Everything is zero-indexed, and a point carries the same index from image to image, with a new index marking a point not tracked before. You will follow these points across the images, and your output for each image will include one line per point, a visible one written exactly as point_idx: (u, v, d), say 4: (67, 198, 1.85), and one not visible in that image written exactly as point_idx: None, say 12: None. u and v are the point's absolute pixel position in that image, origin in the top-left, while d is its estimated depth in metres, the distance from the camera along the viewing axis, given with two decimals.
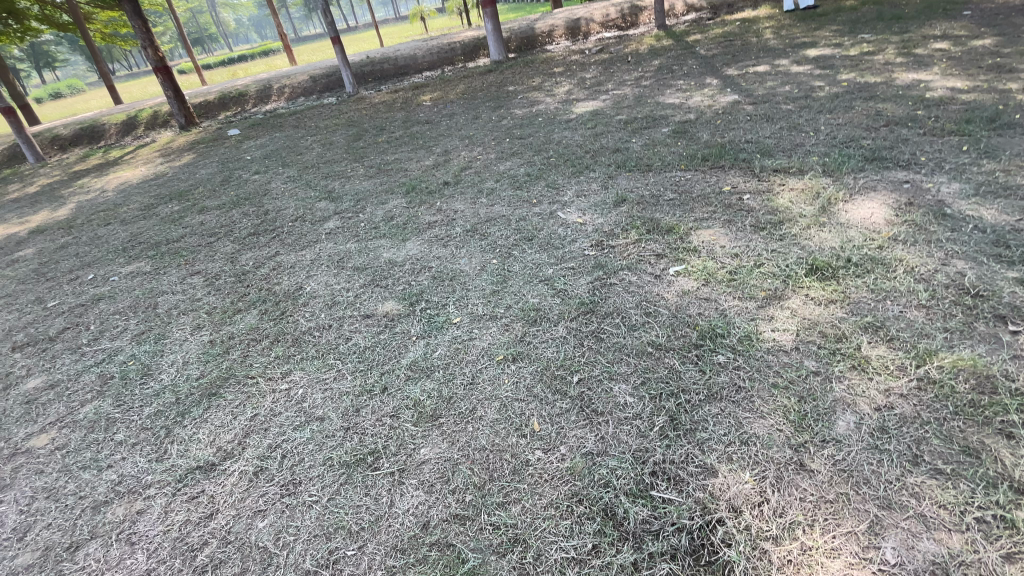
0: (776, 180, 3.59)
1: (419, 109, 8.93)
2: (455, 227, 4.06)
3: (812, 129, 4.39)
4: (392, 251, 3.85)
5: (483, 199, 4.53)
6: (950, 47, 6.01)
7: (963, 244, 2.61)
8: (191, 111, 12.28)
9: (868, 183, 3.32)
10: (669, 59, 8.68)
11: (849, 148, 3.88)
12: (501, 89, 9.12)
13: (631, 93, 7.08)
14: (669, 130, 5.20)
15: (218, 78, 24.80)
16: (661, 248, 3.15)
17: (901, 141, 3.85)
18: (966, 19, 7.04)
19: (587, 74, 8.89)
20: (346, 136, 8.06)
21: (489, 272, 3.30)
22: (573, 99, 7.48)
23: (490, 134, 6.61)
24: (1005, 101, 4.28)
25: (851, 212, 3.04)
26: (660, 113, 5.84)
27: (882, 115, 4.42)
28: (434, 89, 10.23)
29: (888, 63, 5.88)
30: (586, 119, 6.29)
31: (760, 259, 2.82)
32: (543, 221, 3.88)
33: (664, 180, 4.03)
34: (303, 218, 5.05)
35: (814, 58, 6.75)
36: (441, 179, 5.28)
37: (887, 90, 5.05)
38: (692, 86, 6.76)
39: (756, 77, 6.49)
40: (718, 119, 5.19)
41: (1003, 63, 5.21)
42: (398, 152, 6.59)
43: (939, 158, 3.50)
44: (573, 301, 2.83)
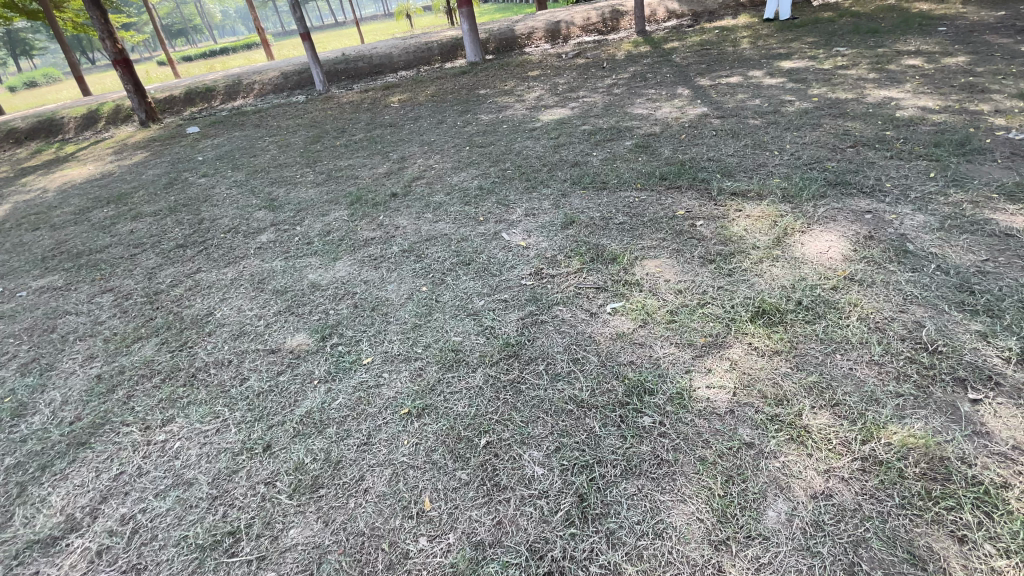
0: (731, 205, 3.34)
1: (385, 111, 8.57)
2: (392, 246, 3.75)
3: (776, 148, 4.15)
4: (318, 272, 3.53)
5: (429, 214, 4.21)
6: (924, 63, 5.83)
7: (924, 288, 2.35)
8: (152, 106, 11.75)
9: (828, 212, 3.07)
10: (644, 66, 8.45)
11: (812, 171, 3.65)
12: (471, 92, 8.81)
13: (601, 102, 6.82)
14: (632, 143, 4.95)
15: (194, 71, 24.16)
16: (601, 281, 2.88)
17: (866, 164, 3.62)
18: (942, 34, 6.91)
19: (560, 79, 8.61)
20: (305, 138, 7.69)
21: (414, 302, 2.96)
22: (542, 105, 7.20)
23: (451, 141, 6.29)
24: (977, 124, 4.07)
25: (806, 246, 2.80)
26: (626, 125, 5.58)
27: (850, 135, 4.20)
28: (404, 91, 9.88)
29: (862, 78, 5.69)
30: (550, 129, 6.01)
31: (704, 298, 2.56)
32: (485, 242, 3.56)
33: (617, 201, 3.76)
34: (237, 229, 4.69)
35: (787, 71, 6.55)
36: (390, 188, 4.95)
37: (857, 108, 4.85)
38: (663, 96, 6.52)
39: (727, 89, 6.26)
40: (682, 133, 4.95)
41: (976, 82, 5.03)
42: (352, 157, 6.24)
43: (905, 186, 3.27)
44: (498, 341, 2.50)
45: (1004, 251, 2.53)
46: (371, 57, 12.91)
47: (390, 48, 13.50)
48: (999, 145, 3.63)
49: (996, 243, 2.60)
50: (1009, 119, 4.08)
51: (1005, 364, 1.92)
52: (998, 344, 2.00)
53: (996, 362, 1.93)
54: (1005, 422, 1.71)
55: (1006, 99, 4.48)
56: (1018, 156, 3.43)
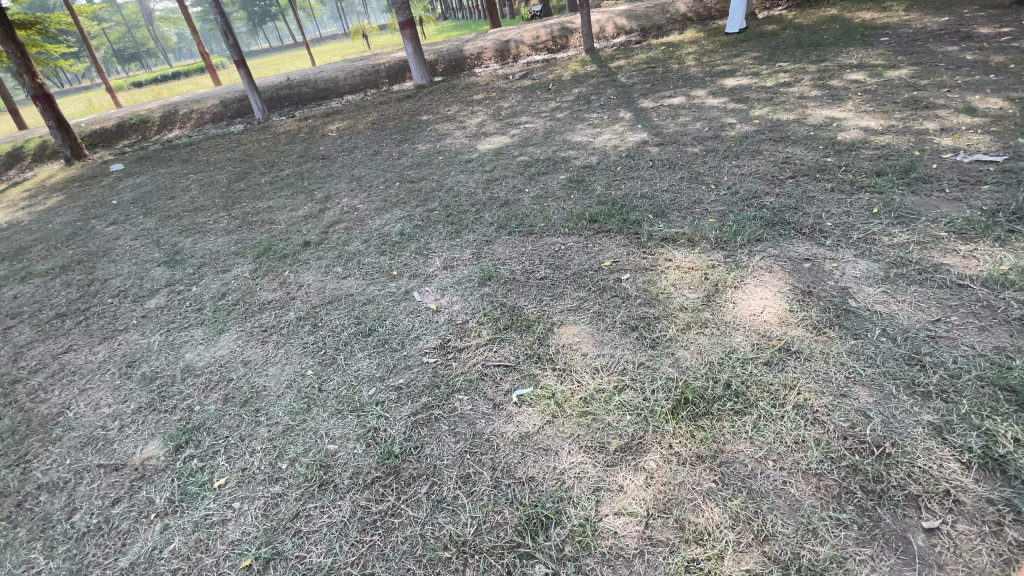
0: (658, 256, 3.03)
1: (321, 141, 8.10)
2: (289, 312, 3.29)
3: (713, 181, 3.87)
4: (198, 351, 3.08)
5: (339, 267, 3.76)
6: (866, 78, 5.68)
7: (869, 362, 2.03)
8: (79, 142, 10.96)
9: (765, 262, 2.76)
10: (589, 87, 8.21)
11: (749, 210, 3.36)
12: (413, 118, 8.42)
13: (542, 128, 6.51)
14: (567, 177, 4.63)
15: (139, 99, 23.22)
16: (512, 356, 2.46)
17: (806, 199, 3.34)
18: (882, 46, 6.83)
19: (504, 103, 8.31)
20: (231, 174, 7.16)
21: (293, 394, 2.51)
22: (483, 132, 6.85)
23: (383, 175, 5.85)
24: (920, 146, 3.86)
25: (739, 305, 2.47)
26: (564, 155, 5.27)
27: (790, 163, 3.95)
28: (345, 118, 9.43)
29: (804, 97, 5.51)
30: (487, 159, 5.65)
31: (623, 379, 2.19)
32: (392, 304, 3.11)
33: (541, 251, 3.39)
34: (128, 291, 4.16)
35: (731, 90, 6.35)
36: (305, 235, 4.49)
37: (798, 130, 4.63)
38: (605, 120, 6.26)
39: (670, 111, 6.02)
40: (618, 165, 4.66)
41: (918, 97, 4.87)
42: (275, 197, 5.75)
43: (847, 225, 2.99)
44: (378, 450, 2.06)
45: (955, 308, 2.23)
46: (315, 83, 12.42)
47: (336, 72, 13.04)
48: (944, 171, 3.40)
49: (946, 297, 2.31)
50: (953, 140, 3.87)
51: (965, 472, 1.59)
52: (955, 442, 1.68)
53: (953, 469, 1.60)
54: (967, 565, 1.37)
55: (948, 117, 4.30)
56: (965, 183, 3.19)
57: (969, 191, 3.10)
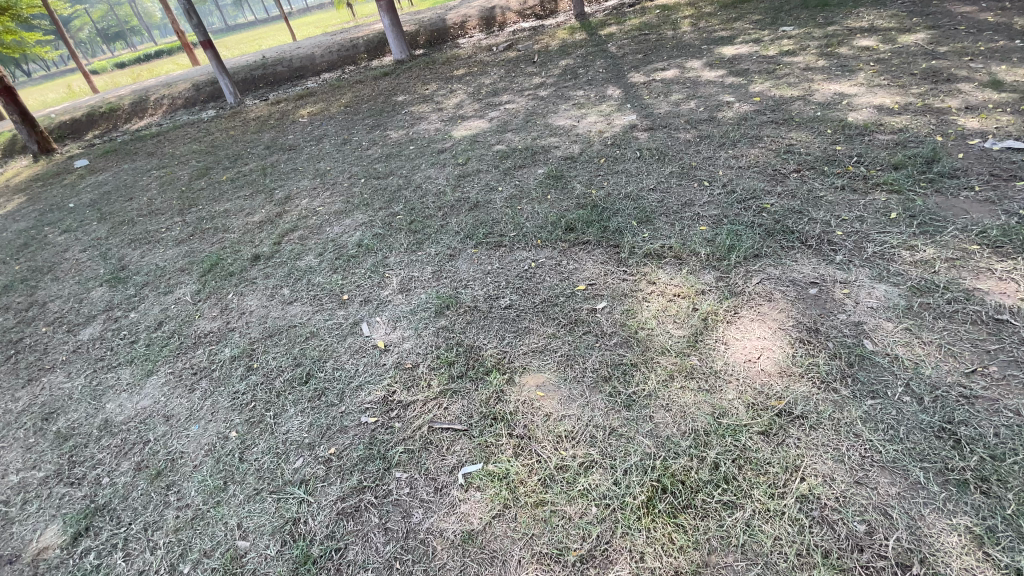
0: (640, 279, 2.61)
1: (290, 128, 7.55)
2: (225, 349, 2.92)
3: (705, 177, 3.41)
4: (121, 401, 2.72)
5: (287, 289, 3.36)
6: (880, 44, 5.10)
7: (889, 435, 1.64)
8: (45, 134, 10.40)
9: (764, 288, 2.34)
10: (575, 59, 7.57)
11: (745, 215, 2.92)
12: (389, 99, 7.83)
13: (523, 110, 5.96)
14: (544, 172, 4.17)
15: (117, 82, 22.39)
16: (463, 414, 2.07)
17: (811, 201, 2.89)
18: (897, 5, 6.19)
19: (486, 79, 7.70)
20: (194, 170, 6.69)
21: (211, 465, 2.16)
22: (459, 116, 6.30)
23: (350, 168, 5.37)
24: (943, 130, 3.37)
25: (732, 349, 2.07)
26: (544, 143, 4.78)
27: (795, 152, 3.47)
28: (319, 100, 8.84)
29: (810, 68, 4.94)
30: (460, 149, 5.15)
31: (590, 452, 1.80)
32: (336, 340, 2.72)
33: (509, 269, 2.96)
34: (64, 318, 3.79)
35: (729, 60, 5.75)
36: (257, 246, 4.07)
37: (803, 109, 4.12)
38: (591, 100, 5.72)
39: (662, 88, 5.46)
40: (602, 156, 4.18)
41: (938, 67, 4.32)
42: (234, 198, 5.31)
43: (858, 237, 2.55)
44: (293, 553, 1.71)
45: (994, 355, 1.83)
46: (290, 61, 11.70)
47: (312, 48, 12.28)
48: (972, 163, 2.93)
49: (982, 338, 1.90)
50: (980, 122, 3.38)
51: None
52: (999, 561, 1.31)
53: None
54: None
55: (972, 93, 3.78)
56: (997, 179, 2.73)
57: (1003, 189, 2.64)
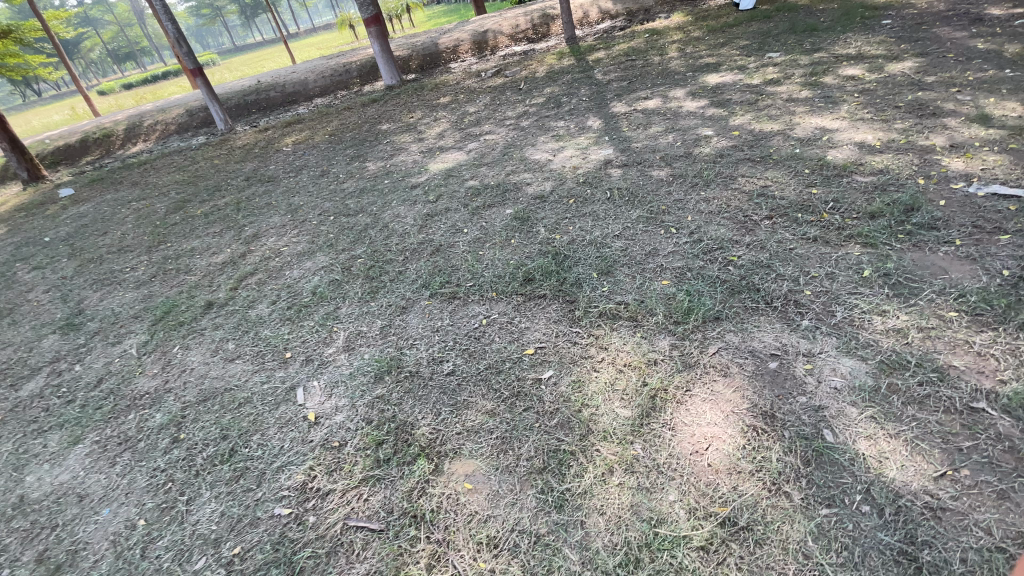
0: (592, 343, 2.41)
1: (273, 158, 7.47)
2: (157, 415, 2.77)
3: (674, 223, 3.22)
4: (40, 474, 2.56)
5: (232, 343, 3.20)
6: (865, 73, 4.92)
7: (843, 560, 1.42)
8: (36, 162, 10.42)
9: (721, 360, 2.14)
10: (561, 86, 7.46)
11: (710, 269, 2.73)
12: (372, 127, 7.74)
13: (502, 141, 5.82)
14: (513, 213, 4.01)
15: (122, 104, 22.72)
16: (382, 509, 1.88)
17: (781, 254, 2.70)
18: (885, 30, 6.02)
19: (470, 107, 7.60)
20: (172, 202, 6.61)
21: (110, 561, 1.97)
22: (438, 147, 6.17)
23: (321, 203, 5.23)
24: (925, 171, 3.16)
25: (679, 436, 1.86)
26: (517, 180, 4.63)
27: (768, 195, 3.28)
28: (305, 127, 8.78)
29: (792, 98, 4.77)
30: (433, 184, 5.00)
31: (509, 566, 1.60)
32: (268, 410, 2.54)
33: (459, 326, 2.76)
34: (9, 369, 3.64)
35: (712, 89, 5.59)
36: (213, 292, 3.93)
37: (782, 145, 3.94)
38: (570, 131, 5.58)
39: (641, 120, 5.31)
40: (572, 196, 4.01)
41: (924, 99, 4.12)
42: (203, 235, 5.19)
43: (826, 298, 2.36)
44: None
45: (966, 454, 1.61)
46: (282, 87, 11.71)
47: (305, 73, 12.28)
48: (955, 211, 2.72)
49: (954, 432, 1.68)
50: (964, 163, 3.17)
51: None
52: None
53: None
54: None
55: (959, 128, 3.57)
56: (979, 231, 2.52)
57: (985, 244, 2.43)
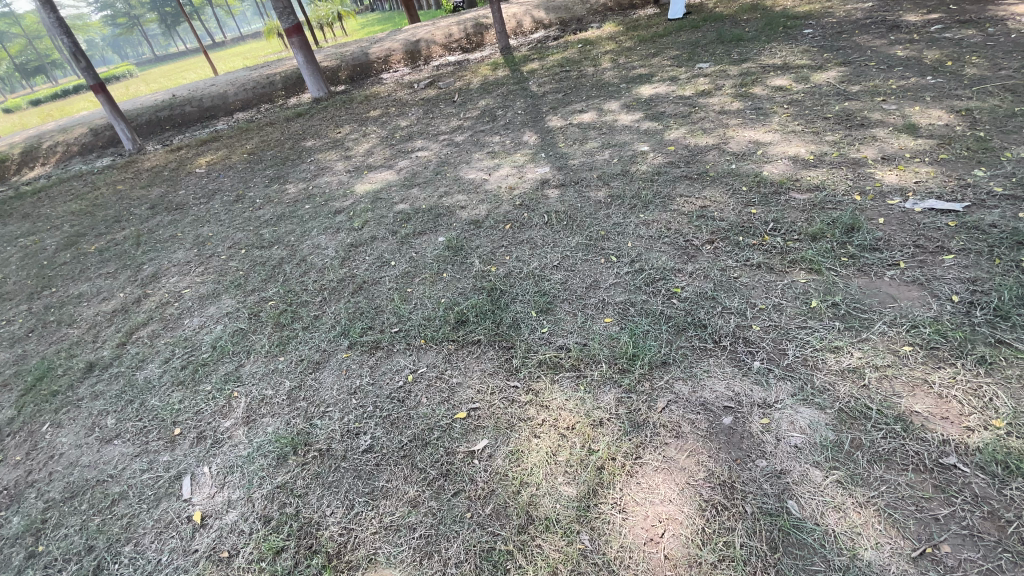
0: (531, 402, 2.10)
1: (183, 181, 6.77)
2: (14, 519, 2.24)
3: (614, 251, 3.03)
4: None
5: (113, 418, 2.69)
6: (792, 83, 4.95)
7: None
8: None
9: (671, 416, 1.91)
10: (495, 99, 7.22)
11: (653, 304, 2.53)
12: (295, 144, 7.18)
13: (434, 158, 5.47)
14: (445, 239, 3.66)
15: (20, 122, 20.62)
16: None
17: (726, 284, 2.53)
18: (807, 40, 6.16)
19: (401, 120, 7.19)
20: (63, 236, 5.82)
21: None
22: (367, 165, 5.74)
23: (233, 233, 4.70)
24: (860, 186, 3.11)
25: (631, 520, 1.60)
26: (450, 201, 4.30)
27: (709, 217, 3.14)
28: (222, 145, 8.07)
29: (725, 110, 4.72)
30: (359, 208, 4.56)
31: None
32: (146, 509, 2.10)
33: (380, 385, 2.39)
34: None
35: (646, 102, 5.51)
36: (97, 350, 3.36)
37: (718, 160, 3.84)
38: (505, 147, 5.33)
39: (578, 135, 5.14)
40: (507, 220, 3.74)
41: (852, 109, 4.13)
42: (94, 276, 4.54)
43: (777, 334, 2.19)
44: None
45: (943, 525, 1.45)
46: (199, 101, 10.84)
47: (223, 85, 11.43)
48: (895, 229, 2.65)
49: (927, 497, 1.52)
50: (898, 175, 3.14)
51: None
52: None
53: None
54: None
55: (888, 139, 3.56)
56: (922, 251, 2.44)
57: (930, 265, 2.35)
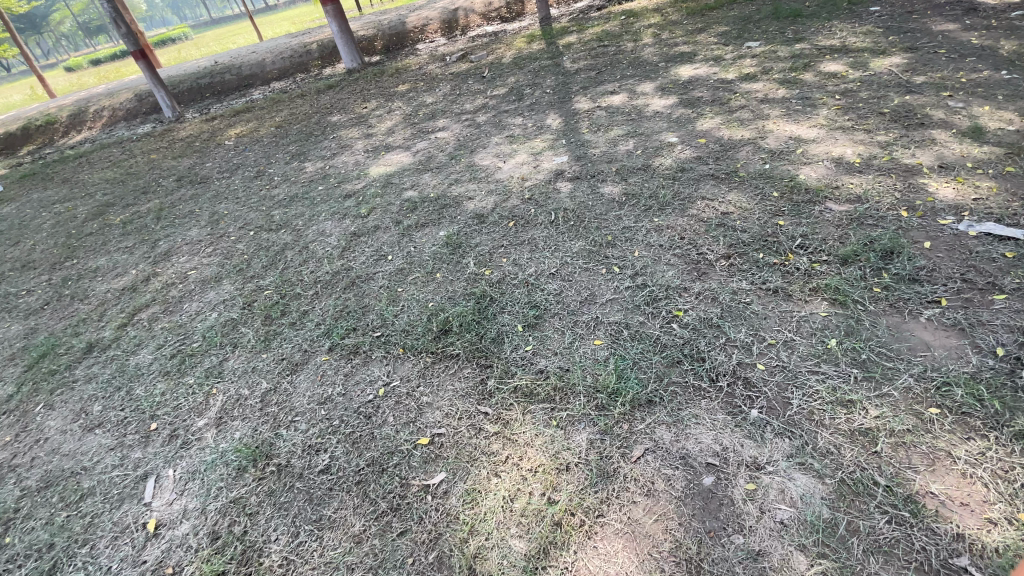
0: (498, 434, 1.93)
1: (212, 153, 6.84)
2: None
3: (618, 261, 2.78)
4: None
5: (101, 406, 2.72)
6: (849, 70, 4.41)
7: None
8: None
9: (644, 469, 1.70)
10: (525, 75, 6.86)
11: (649, 328, 2.29)
12: (321, 118, 7.09)
13: (453, 140, 5.25)
14: (445, 234, 3.48)
15: (82, 83, 21.53)
16: None
17: (733, 311, 2.26)
18: (874, 18, 5.49)
19: (427, 97, 6.96)
20: (95, 205, 6.00)
21: None
22: (385, 144, 5.58)
23: (246, 213, 4.68)
24: (909, 199, 2.71)
25: None
26: (459, 190, 4.10)
27: (728, 226, 2.83)
28: (253, 117, 8.10)
29: (768, 98, 4.26)
30: (368, 193, 4.43)
31: None
32: (108, 510, 2.09)
33: (349, 397, 2.27)
34: None
35: (682, 84, 5.06)
36: (101, 330, 3.42)
37: (751, 158, 3.45)
38: (526, 131, 5.04)
39: (603, 121, 4.79)
40: (513, 216, 3.52)
41: (914, 104, 3.62)
42: (113, 251, 4.64)
43: (782, 377, 1.93)
44: None
45: None
46: (238, 70, 10.91)
47: (263, 53, 11.44)
48: (942, 256, 2.29)
49: None
50: (955, 188, 2.71)
51: None
52: None
53: None
54: None
55: (950, 143, 3.10)
56: (970, 288, 2.09)
57: (977, 306, 2.00)
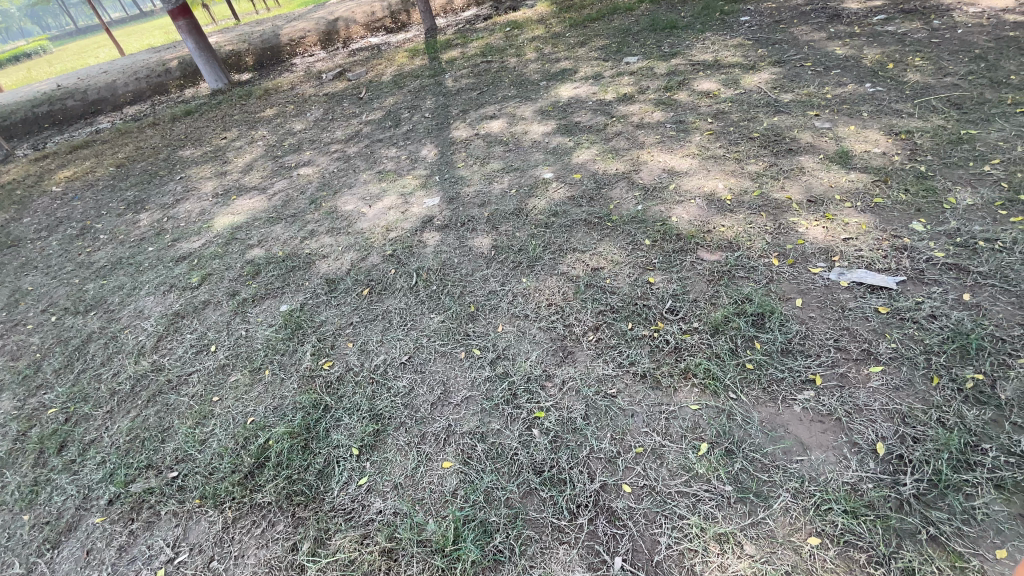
0: None
1: (34, 204, 5.73)
2: None
3: (478, 341, 2.39)
4: None
5: None
6: (721, 88, 4.33)
7: None
8: None
9: None
10: (405, 96, 6.34)
11: (506, 438, 1.91)
12: (172, 153, 6.17)
13: (317, 178, 4.65)
14: (286, 309, 2.91)
15: None
16: None
17: (600, 408, 1.93)
18: (743, 30, 5.53)
19: (297, 123, 6.26)
20: None
21: None
22: (239, 185, 4.86)
23: (55, 288, 3.83)
24: (780, 244, 2.54)
25: None
26: (312, 246, 3.54)
27: (598, 287, 2.52)
28: (94, 152, 6.97)
29: (644, 122, 4.07)
30: (207, 253, 3.74)
31: None
32: None
33: None
34: None
35: (562, 107, 4.80)
36: None
37: (625, 196, 3.19)
38: (398, 166, 4.55)
39: (480, 151, 4.41)
40: (368, 280, 3.02)
41: (782, 127, 3.54)
42: None
43: (651, 503, 1.61)
44: None
45: None
46: (82, 93, 9.40)
47: (112, 73, 10.03)
48: (813, 317, 2.09)
49: None
50: (824, 227, 2.58)
51: None
52: None
53: None
54: None
55: (816, 172, 3.00)
56: (843, 360, 1.90)
57: (851, 385, 1.80)
